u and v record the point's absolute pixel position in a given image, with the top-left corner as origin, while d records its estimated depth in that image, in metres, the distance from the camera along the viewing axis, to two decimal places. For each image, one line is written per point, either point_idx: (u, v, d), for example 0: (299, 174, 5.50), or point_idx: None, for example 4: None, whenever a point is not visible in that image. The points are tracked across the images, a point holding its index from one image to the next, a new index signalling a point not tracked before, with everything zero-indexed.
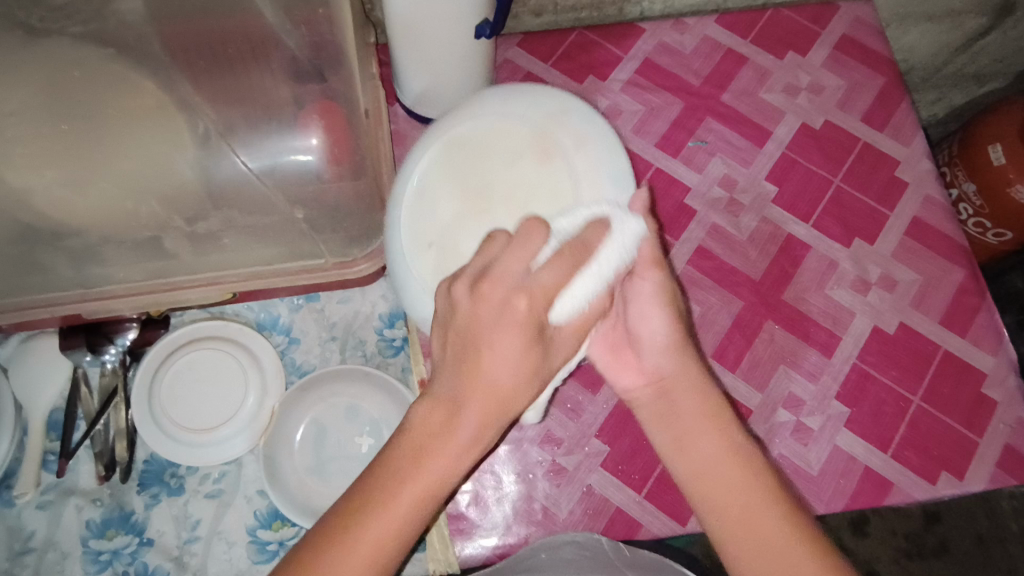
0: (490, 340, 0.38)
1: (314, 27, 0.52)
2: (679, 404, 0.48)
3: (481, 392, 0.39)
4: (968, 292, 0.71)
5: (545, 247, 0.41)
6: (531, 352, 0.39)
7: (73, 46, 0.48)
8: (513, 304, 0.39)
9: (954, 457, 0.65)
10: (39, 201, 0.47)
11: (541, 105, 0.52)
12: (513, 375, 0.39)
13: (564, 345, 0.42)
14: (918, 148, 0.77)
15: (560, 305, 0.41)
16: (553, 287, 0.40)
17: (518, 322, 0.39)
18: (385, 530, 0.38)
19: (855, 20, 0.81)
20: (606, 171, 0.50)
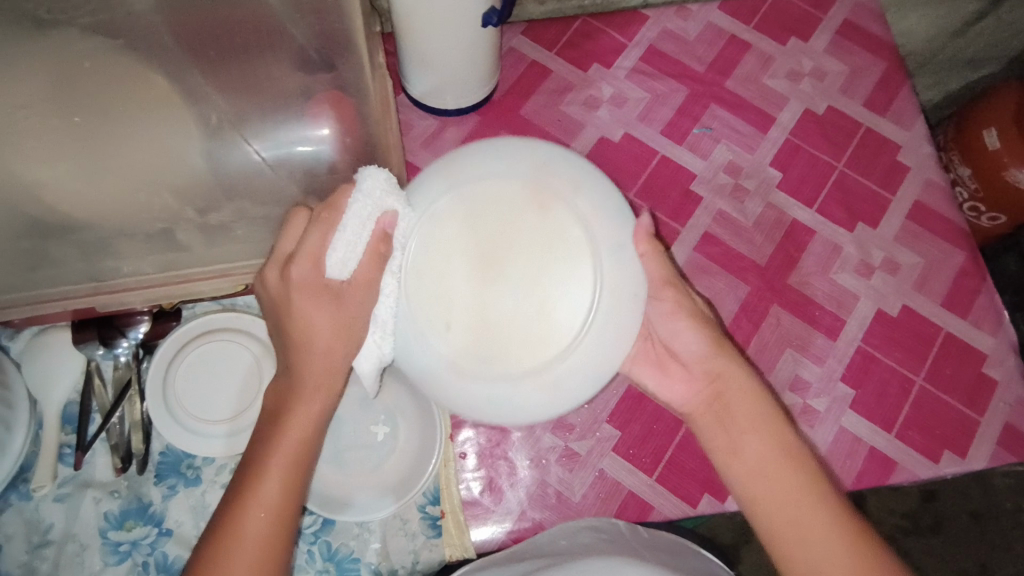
0: (289, 312, 0.45)
1: (322, 16, 0.48)
2: (734, 407, 0.49)
3: (300, 345, 0.44)
4: (969, 274, 0.72)
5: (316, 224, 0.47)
6: (317, 306, 0.44)
7: (83, 38, 0.47)
8: (306, 273, 0.44)
9: (957, 436, 0.66)
10: (51, 195, 0.47)
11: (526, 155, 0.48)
12: (321, 325, 0.44)
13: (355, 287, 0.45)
14: (919, 132, 0.77)
15: (331, 259, 0.44)
16: (316, 252, 0.45)
17: (300, 283, 0.44)
18: (291, 457, 0.43)
19: (856, 5, 0.81)
20: (605, 207, 0.47)
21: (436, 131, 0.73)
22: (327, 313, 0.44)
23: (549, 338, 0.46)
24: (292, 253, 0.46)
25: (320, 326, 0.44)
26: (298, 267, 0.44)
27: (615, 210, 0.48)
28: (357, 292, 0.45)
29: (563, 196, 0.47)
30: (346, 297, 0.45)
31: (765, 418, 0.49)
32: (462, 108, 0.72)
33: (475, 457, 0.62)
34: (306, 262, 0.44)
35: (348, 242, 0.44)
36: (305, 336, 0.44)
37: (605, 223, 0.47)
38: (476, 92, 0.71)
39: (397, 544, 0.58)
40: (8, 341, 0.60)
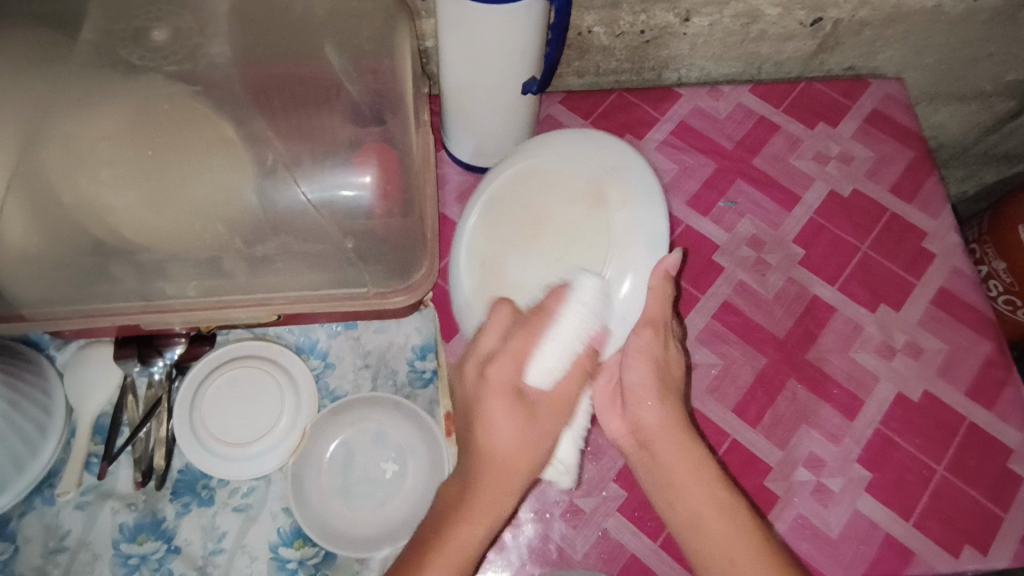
0: (481, 415, 0.47)
1: (379, 76, 0.58)
2: (664, 457, 0.50)
3: (491, 458, 0.47)
4: (995, 364, 0.71)
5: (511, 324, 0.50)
6: (508, 413, 0.47)
7: (165, 83, 0.54)
8: (501, 380, 0.48)
9: (979, 531, 0.63)
10: (116, 218, 0.52)
11: (613, 154, 0.57)
12: (513, 441, 0.47)
13: (547, 405, 0.49)
14: (946, 221, 0.78)
15: (539, 372, 0.48)
16: (518, 356, 0.48)
17: (494, 392, 0.47)
18: (455, 567, 0.46)
19: (884, 96, 0.84)
20: (645, 235, 0.54)
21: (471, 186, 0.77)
22: (522, 420, 0.47)
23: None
24: (488, 355, 0.49)
25: (509, 429, 0.47)
26: (498, 368, 0.48)
27: (653, 244, 0.54)
28: (547, 405, 0.49)
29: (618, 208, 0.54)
30: (540, 410, 0.48)
31: (690, 458, 0.50)
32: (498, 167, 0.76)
33: None
34: (500, 370, 0.48)
35: (564, 351, 0.49)
36: (490, 433, 0.47)
37: (642, 252, 0.53)
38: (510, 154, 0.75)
39: None
40: (55, 350, 0.65)
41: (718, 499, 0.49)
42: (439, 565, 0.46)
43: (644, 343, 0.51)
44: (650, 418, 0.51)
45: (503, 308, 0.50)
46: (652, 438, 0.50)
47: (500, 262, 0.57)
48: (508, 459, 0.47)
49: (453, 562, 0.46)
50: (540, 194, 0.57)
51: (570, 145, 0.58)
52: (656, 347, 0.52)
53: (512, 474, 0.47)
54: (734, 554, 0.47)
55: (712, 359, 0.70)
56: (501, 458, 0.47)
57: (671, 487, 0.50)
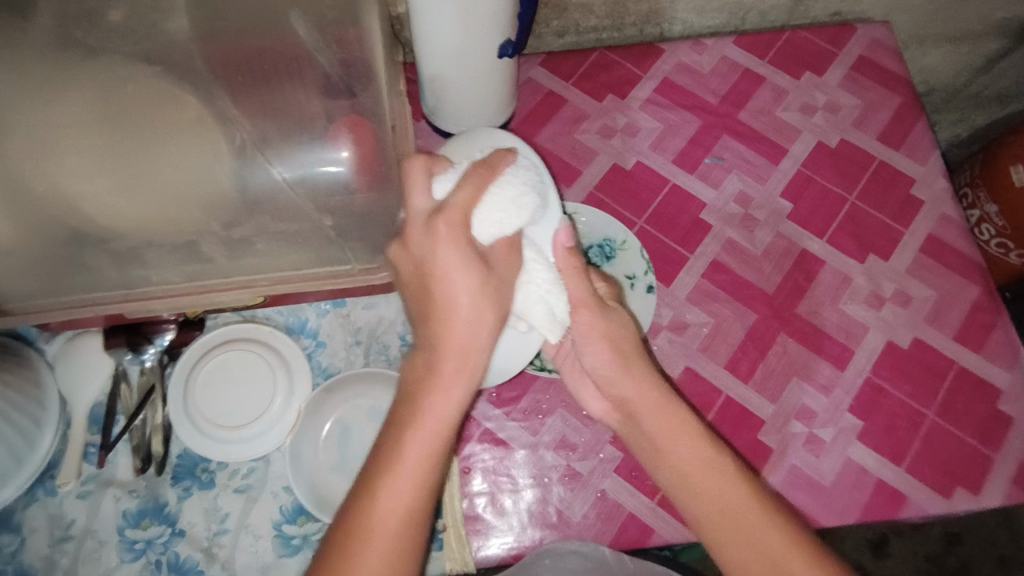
0: (435, 278, 0.47)
1: (347, 46, 0.57)
2: (651, 423, 0.52)
3: (449, 327, 0.47)
4: (984, 309, 0.71)
5: (440, 182, 0.52)
6: (452, 257, 0.47)
7: (125, 64, 0.53)
8: (439, 228, 0.47)
9: (970, 472, 0.65)
10: (88, 206, 0.51)
11: (488, 141, 0.62)
12: (470, 328, 0.47)
13: (498, 256, 0.51)
14: (933, 166, 0.78)
15: (483, 225, 0.50)
16: (464, 206, 0.48)
17: (450, 258, 0.47)
18: (396, 525, 0.43)
19: (871, 41, 0.83)
20: (538, 209, 0.57)
21: None
22: (474, 274, 0.48)
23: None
24: (436, 207, 0.49)
25: (463, 299, 0.47)
26: (445, 218, 0.47)
27: (546, 215, 0.57)
28: (500, 258, 0.51)
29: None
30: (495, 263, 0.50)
31: (672, 412, 0.52)
32: None
33: (480, 472, 0.63)
34: (455, 215, 0.48)
35: (510, 203, 0.51)
36: (448, 294, 0.47)
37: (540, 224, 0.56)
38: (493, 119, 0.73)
39: None
40: (44, 343, 0.64)
41: (700, 452, 0.51)
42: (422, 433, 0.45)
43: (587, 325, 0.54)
44: (627, 392, 0.53)
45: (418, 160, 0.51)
46: (634, 404, 0.53)
47: None
48: (473, 328, 0.47)
49: (428, 438, 0.45)
50: None
51: (460, 141, 0.63)
52: (604, 323, 0.54)
53: (473, 333, 0.47)
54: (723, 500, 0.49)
55: (703, 318, 0.70)
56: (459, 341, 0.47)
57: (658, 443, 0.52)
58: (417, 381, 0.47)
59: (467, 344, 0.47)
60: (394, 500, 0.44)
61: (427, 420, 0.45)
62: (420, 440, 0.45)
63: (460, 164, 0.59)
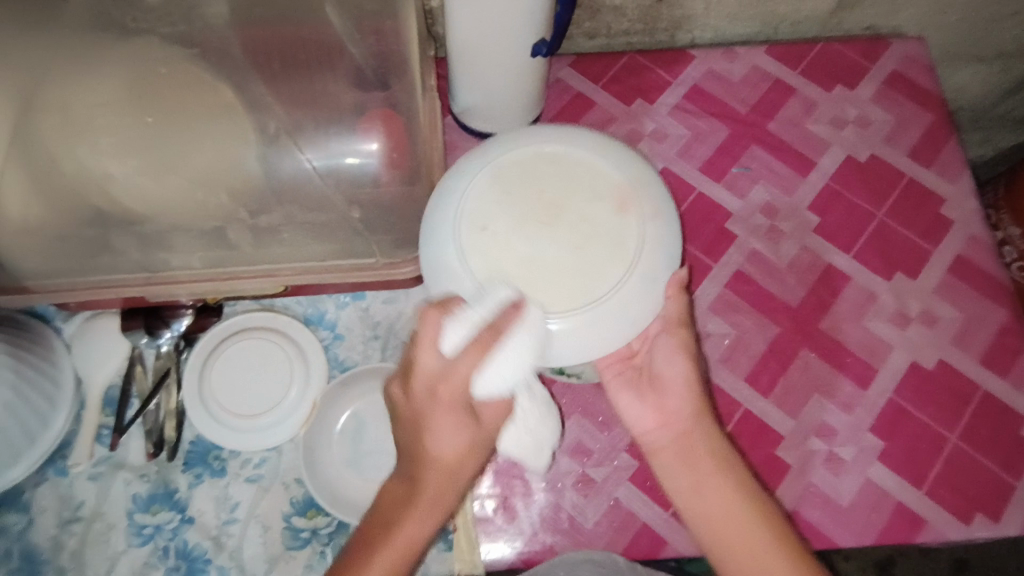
0: (423, 425, 0.47)
1: (382, 37, 0.56)
2: (698, 450, 0.51)
3: (428, 466, 0.47)
4: (1011, 333, 0.70)
5: (452, 329, 0.46)
6: (448, 417, 0.46)
7: (160, 46, 0.53)
8: (442, 393, 0.46)
9: (991, 498, 0.63)
10: (117, 188, 0.51)
11: (634, 166, 0.52)
12: (454, 449, 0.47)
13: (493, 408, 0.48)
14: (964, 186, 0.77)
15: (482, 384, 0.46)
16: (468, 371, 0.46)
17: (443, 408, 0.46)
18: None
19: (905, 57, 0.82)
20: (664, 250, 0.49)
21: None
22: (465, 434, 0.47)
23: (562, 299, 0.47)
24: (437, 371, 0.46)
25: (447, 437, 0.47)
26: (425, 361, 0.47)
27: (669, 259, 0.50)
28: (490, 408, 0.48)
29: (646, 214, 0.49)
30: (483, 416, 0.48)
31: (714, 446, 0.51)
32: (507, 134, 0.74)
33: (492, 474, 0.62)
34: (456, 383, 0.46)
35: (510, 366, 0.46)
36: (434, 446, 0.47)
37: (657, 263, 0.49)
38: (522, 119, 0.73)
39: None
40: (61, 322, 0.64)
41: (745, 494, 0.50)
42: (386, 555, 0.46)
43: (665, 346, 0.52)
44: (673, 407, 0.52)
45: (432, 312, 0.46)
46: (683, 429, 0.51)
47: (503, 240, 0.48)
48: (448, 465, 0.47)
49: (388, 565, 0.45)
50: (564, 185, 0.50)
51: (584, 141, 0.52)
52: (690, 345, 0.52)
53: (452, 476, 0.47)
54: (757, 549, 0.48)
55: (724, 329, 0.69)
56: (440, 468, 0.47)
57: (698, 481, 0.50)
58: (394, 506, 0.47)
59: (445, 488, 0.47)
60: None
61: (397, 545, 0.46)
62: (383, 562, 0.45)
63: (606, 171, 0.51)
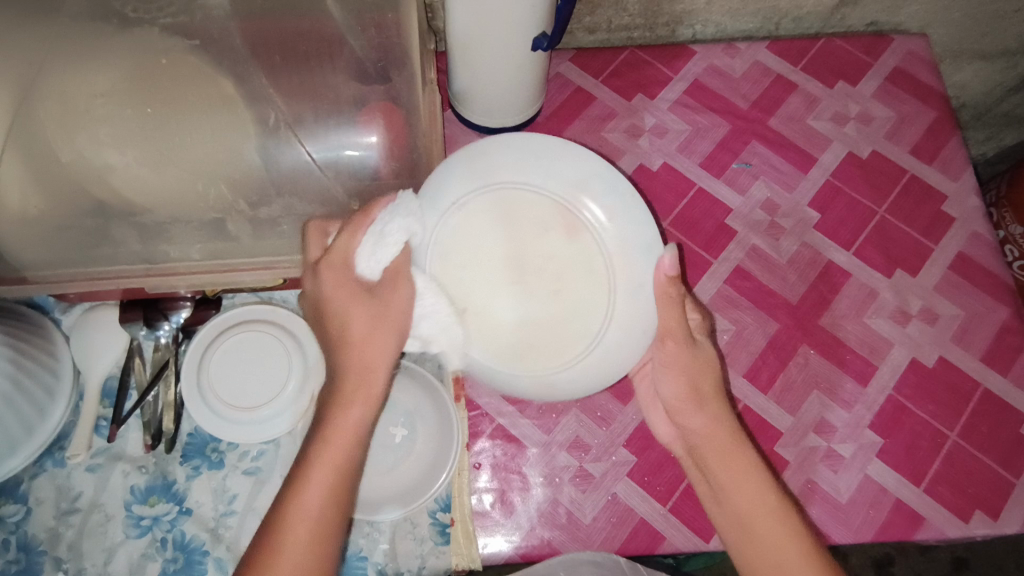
0: (343, 316, 0.48)
1: (382, 31, 0.55)
2: (716, 458, 0.51)
3: (349, 349, 0.48)
4: (1012, 331, 0.70)
5: (331, 236, 0.52)
6: (354, 302, 0.48)
7: (162, 36, 0.53)
8: (347, 276, 0.49)
9: (990, 497, 0.63)
10: (116, 178, 0.51)
11: (574, 166, 0.52)
12: (365, 333, 0.48)
13: (388, 291, 0.49)
14: (966, 183, 0.76)
15: (365, 263, 0.49)
16: (344, 254, 0.49)
17: (342, 291, 0.48)
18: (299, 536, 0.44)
19: (907, 54, 0.81)
20: (637, 246, 0.51)
21: None
22: (370, 312, 0.48)
23: (565, 348, 0.53)
24: (328, 251, 0.50)
25: (357, 317, 0.48)
26: (335, 262, 0.49)
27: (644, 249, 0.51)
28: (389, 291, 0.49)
29: (599, 228, 0.52)
30: (381, 293, 0.49)
31: (735, 452, 0.51)
32: (507, 128, 0.74)
33: (489, 469, 0.62)
34: (338, 259, 0.49)
35: (374, 249, 0.49)
36: (351, 332, 0.48)
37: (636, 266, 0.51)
38: (521, 114, 0.73)
39: (405, 547, 0.60)
40: (60, 314, 0.64)
41: (768, 499, 0.49)
42: (321, 471, 0.45)
43: (672, 354, 0.53)
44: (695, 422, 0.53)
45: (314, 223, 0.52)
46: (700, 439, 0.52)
47: (486, 312, 0.54)
48: (361, 345, 0.48)
49: (323, 483, 0.45)
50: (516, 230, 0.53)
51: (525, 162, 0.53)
52: (688, 353, 0.53)
53: (377, 355, 0.48)
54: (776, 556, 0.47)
55: (724, 325, 0.69)
56: (356, 349, 0.48)
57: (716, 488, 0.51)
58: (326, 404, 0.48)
59: (373, 367, 0.48)
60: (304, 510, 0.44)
61: (328, 456, 0.46)
62: (320, 476, 0.45)
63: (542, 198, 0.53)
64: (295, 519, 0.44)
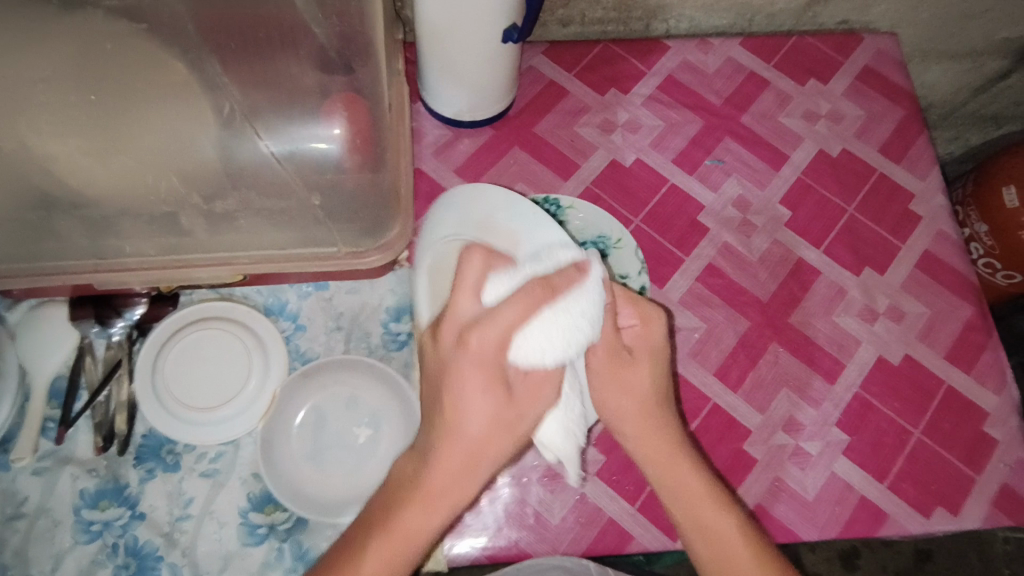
0: (448, 384, 0.43)
1: (345, 19, 0.53)
2: (670, 465, 0.50)
3: (453, 438, 0.43)
4: (976, 329, 0.70)
5: (489, 290, 0.47)
6: (495, 392, 0.43)
7: (106, 20, 0.50)
8: (486, 351, 0.43)
9: (952, 493, 0.64)
10: (61, 167, 0.48)
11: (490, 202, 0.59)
12: (484, 431, 0.43)
13: (535, 382, 0.46)
14: (933, 182, 0.77)
15: (522, 352, 0.45)
16: (507, 325, 0.43)
17: (475, 362, 0.42)
18: None
19: (877, 52, 0.82)
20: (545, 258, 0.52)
21: (449, 141, 0.73)
22: (496, 399, 0.43)
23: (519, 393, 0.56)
24: (472, 319, 0.44)
25: (478, 409, 0.43)
26: (479, 336, 0.42)
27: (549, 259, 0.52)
28: (526, 391, 0.45)
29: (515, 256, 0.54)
30: (519, 396, 0.45)
31: (677, 453, 0.50)
32: (478, 122, 0.73)
33: None
34: (500, 345, 0.43)
35: (561, 335, 0.45)
36: (460, 409, 0.43)
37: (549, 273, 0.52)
38: (491, 108, 0.72)
39: None
40: (4, 311, 0.61)
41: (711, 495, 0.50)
42: (383, 545, 0.43)
43: (607, 372, 0.50)
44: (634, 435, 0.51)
45: (476, 258, 0.46)
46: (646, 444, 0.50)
47: None
48: (475, 446, 0.43)
49: (381, 560, 0.43)
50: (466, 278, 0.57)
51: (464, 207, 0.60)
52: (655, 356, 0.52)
53: (488, 445, 0.43)
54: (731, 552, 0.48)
55: (694, 323, 0.69)
56: (474, 443, 0.43)
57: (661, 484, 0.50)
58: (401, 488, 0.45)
59: (478, 459, 0.43)
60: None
61: (395, 532, 0.44)
62: (379, 551, 0.43)
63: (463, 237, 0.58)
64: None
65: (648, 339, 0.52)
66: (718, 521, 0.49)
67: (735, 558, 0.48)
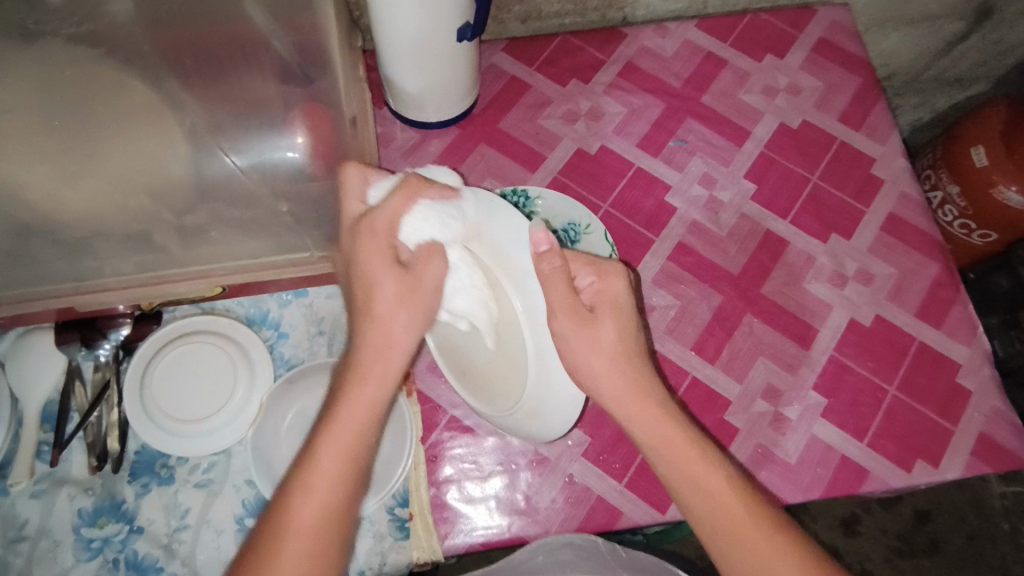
0: (367, 281, 0.49)
1: (301, 31, 0.55)
2: (667, 429, 0.50)
3: (375, 321, 0.49)
4: (943, 285, 0.72)
5: (375, 190, 0.52)
6: (391, 277, 0.49)
7: (65, 48, 0.52)
8: (377, 227, 0.49)
9: (930, 446, 0.65)
10: (32, 193, 0.50)
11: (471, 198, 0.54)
12: (388, 304, 0.49)
13: (424, 260, 0.51)
14: (893, 146, 0.79)
15: (409, 234, 0.51)
16: (391, 218, 0.50)
17: (374, 256, 0.49)
18: (321, 493, 0.43)
19: (831, 23, 0.83)
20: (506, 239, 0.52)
21: (416, 143, 0.75)
22: (399, 279, 0.49)
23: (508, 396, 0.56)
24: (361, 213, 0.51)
25: (387, 289, 0.49)
26: (380, 220, 0.49)
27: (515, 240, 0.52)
28: (422, 260, 0.51)
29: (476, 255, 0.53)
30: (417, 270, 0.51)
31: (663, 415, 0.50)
32: (446, 121, 0.74)
33: (448, 461, 0.62)
34: (383, 222, 0.50)
35: (437, 220, 0.51)
36: (373, 298, 0.49)
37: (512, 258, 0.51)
38: (458, 106, 0.73)
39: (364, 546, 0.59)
40: None
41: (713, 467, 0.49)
42: (334, 444, 0.45)
43: (574, 332, 0.50)
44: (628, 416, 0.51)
45: (353, 168, 0.52)
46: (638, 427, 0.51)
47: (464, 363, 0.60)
48: (383, 328, 0.49)
49: (338, 459, 0.44)
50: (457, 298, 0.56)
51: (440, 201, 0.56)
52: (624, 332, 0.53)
53: (405, 314, 0.49)
54: (731, 510, 0.47)
55: (669, 300, 0.70)
56: (383, 313, 0.49)
57: (661, 449, 0.49)
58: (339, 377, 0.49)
59: (399, 328, 0.49)
60: (330, 459, 0.44)
61: (335, 434, 0.45)
62: (328, 451, 0.45)
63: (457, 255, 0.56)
64: (305, 497, 0.43)
65: (611, 296, 0.54)
66: (716, 486, 0.48)
67: (734, 520, 0.47)
